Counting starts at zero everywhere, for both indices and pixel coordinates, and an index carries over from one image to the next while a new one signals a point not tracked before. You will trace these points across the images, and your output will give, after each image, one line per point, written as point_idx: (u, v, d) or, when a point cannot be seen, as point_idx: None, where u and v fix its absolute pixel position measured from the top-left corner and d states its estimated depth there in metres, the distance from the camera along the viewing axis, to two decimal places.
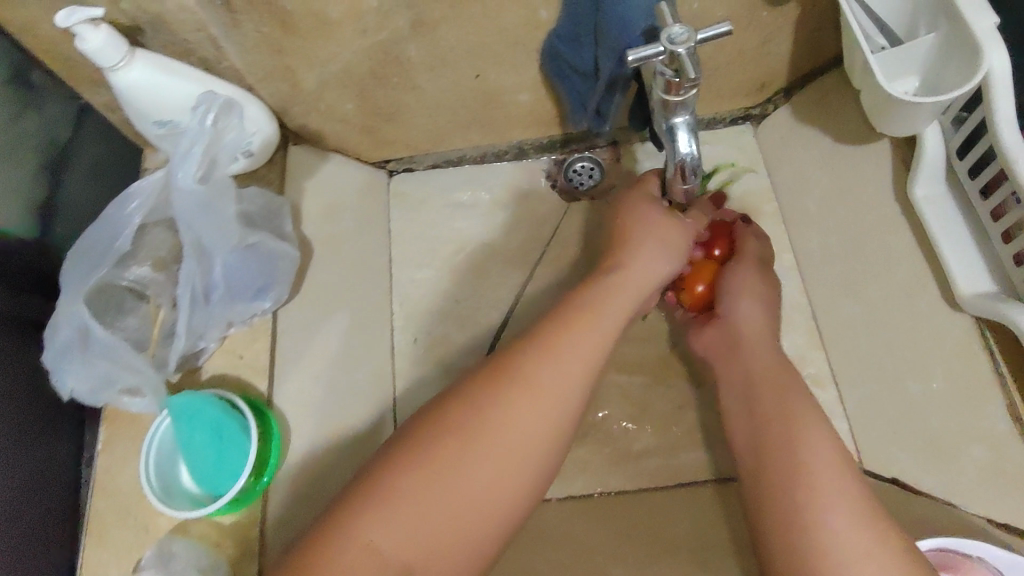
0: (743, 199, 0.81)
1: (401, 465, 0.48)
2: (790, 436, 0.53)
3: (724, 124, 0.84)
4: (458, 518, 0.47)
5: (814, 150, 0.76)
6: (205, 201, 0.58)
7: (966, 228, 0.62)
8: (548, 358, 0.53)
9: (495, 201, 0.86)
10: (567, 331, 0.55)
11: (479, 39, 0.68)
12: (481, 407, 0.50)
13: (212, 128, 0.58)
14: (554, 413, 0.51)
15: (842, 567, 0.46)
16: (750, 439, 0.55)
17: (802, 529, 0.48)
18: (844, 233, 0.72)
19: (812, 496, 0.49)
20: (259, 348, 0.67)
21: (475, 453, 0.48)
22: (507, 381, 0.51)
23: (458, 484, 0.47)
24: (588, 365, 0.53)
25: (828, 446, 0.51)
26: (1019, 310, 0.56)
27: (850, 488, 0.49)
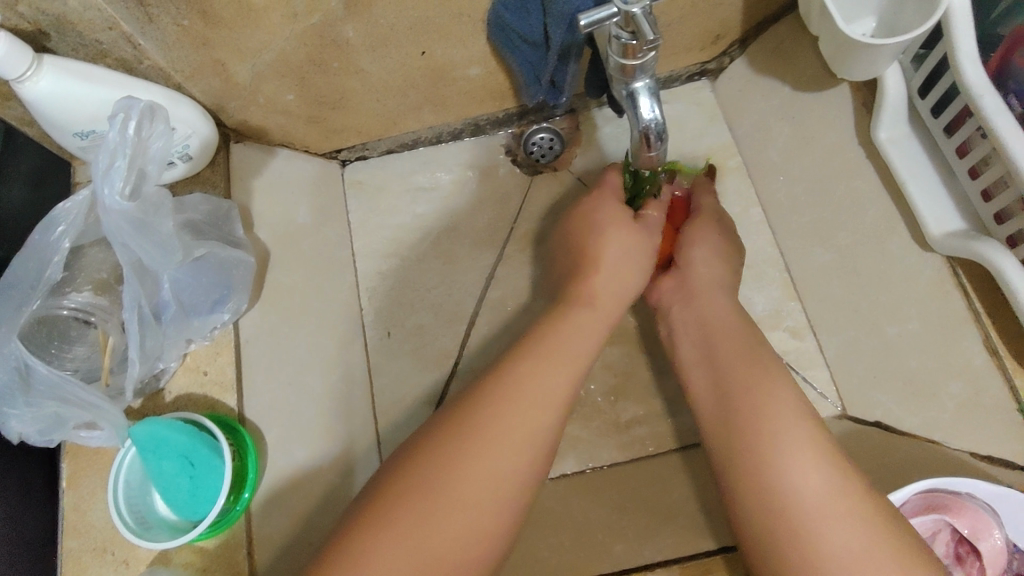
0: (707, 158, 0.79)
1: (368, 528, 0.46)
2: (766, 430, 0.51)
3: (682, 81, 0.82)
4: (438, 540, 0.46)
5: (774, 101, 0.75)
6: (135, 218, 0.54)
7: (931, 167, 0.62)
8: (503, 393, 0.52)
9: (456, 182, 0.83)
10: (518, 363, 0.55)
11: (418, 14, 0.64)
12: (444, 455, 0.49)
13: (134, 139, 0.53)
14: (521, 427, 0.51)
15: (820, 527, 0.46)
16: (725, 412, 0.53)
17: (778, 514, 0.47)
18: (812, 183, 0.71)
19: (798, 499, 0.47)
20: (224, 362, 0.64)
21: (443, 505, 0.47)
22: (469, 424, 0.51)
23: (428, 538, 0.46)
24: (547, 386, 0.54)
25: (803, 435, 0.50)
26: (989, 246, 0.56)
27: (829, 472, 0.48)
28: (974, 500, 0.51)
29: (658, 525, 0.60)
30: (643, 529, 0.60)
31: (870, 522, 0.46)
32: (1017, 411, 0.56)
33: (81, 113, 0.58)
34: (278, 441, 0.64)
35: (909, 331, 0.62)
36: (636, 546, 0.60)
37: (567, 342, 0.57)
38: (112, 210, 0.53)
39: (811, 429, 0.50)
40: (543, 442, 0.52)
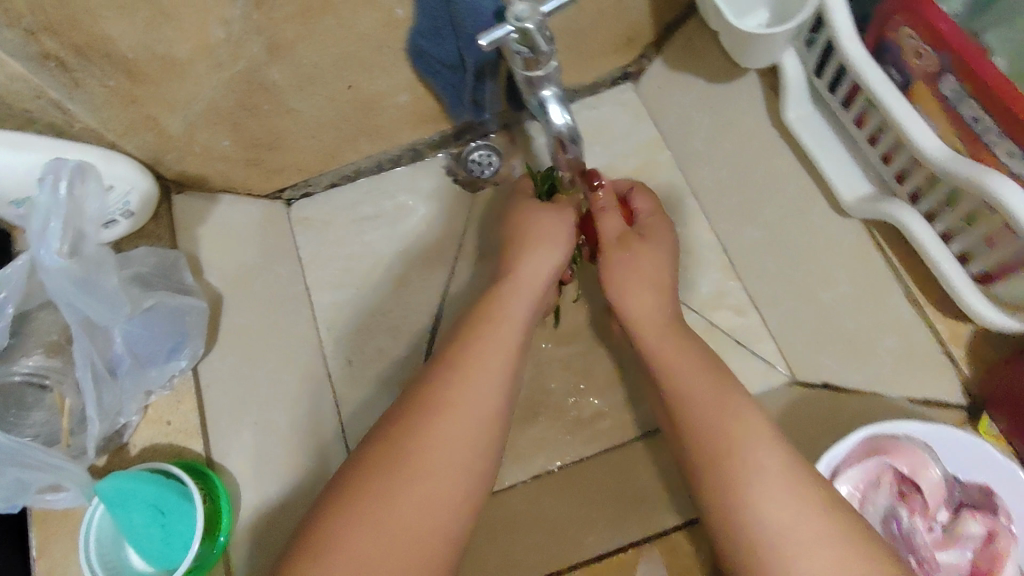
0: (636, 156, 0.83)
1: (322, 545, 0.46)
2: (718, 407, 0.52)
3: (606, 87, 0.86)
4: (395, 537, 0.47)
5: (690, 95, 0.80)
6: (82, 277, 0.54)
7: (837, 139, 0.65)
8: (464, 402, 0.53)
9: (401, 207, 0.85)
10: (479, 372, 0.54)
11: (340, 50, 0.66)
12: (401, 470, 0.49)
13: (67, 199, 0.53)
14: (474, 426, 0.52)
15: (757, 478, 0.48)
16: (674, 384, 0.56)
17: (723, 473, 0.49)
18: (735, 167, 0.75)
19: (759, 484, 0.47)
20: (187, 409, 0.65)
21: (399, 503, 0.48)
22: (423, 421, 0.51)
23: (383, 540, 0.46)
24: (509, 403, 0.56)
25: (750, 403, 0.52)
26: (895, 206, 0.59)
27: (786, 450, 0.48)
28: (910, 439, 0.53)
29: (628, 508, 0.62)
30: (613, 515, 0.62)
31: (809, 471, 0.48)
32: (944, 353, 0.60)
33: (14, 180, 0.59)
34: (251, 483, 0.65)
35: (840, 294, 0.66)
36: (607, 533, 0.61)
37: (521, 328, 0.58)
38: (50, 271, 0.53)
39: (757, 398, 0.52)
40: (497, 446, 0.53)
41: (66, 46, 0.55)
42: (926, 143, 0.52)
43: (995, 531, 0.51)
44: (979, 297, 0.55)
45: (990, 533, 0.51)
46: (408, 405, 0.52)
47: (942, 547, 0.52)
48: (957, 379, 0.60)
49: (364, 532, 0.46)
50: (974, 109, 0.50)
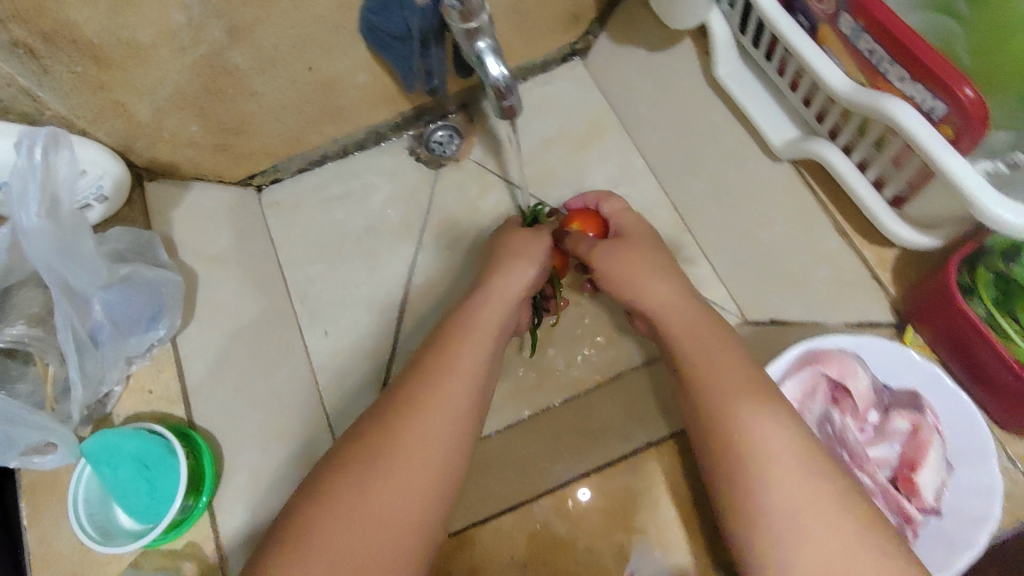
0: (588, 126, 0.89)
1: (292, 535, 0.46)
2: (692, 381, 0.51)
3: (557, 63, 0.91)
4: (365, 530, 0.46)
5: (634, 64, 0.85)
6: (58, 238, 0.58)
7: (764, 90, 0.70)
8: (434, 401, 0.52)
9: (367, 186, 0.89)
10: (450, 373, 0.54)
11: (298, 33, 0.70)
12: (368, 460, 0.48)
13: (41, 163, 0.56)
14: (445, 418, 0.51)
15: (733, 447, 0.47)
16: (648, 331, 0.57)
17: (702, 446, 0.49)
18: (676, 126, 0.81)
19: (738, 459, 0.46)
20: (167, 377, 0.67)
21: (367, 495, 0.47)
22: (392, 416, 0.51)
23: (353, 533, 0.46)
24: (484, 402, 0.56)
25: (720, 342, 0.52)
26: (819, 144, 0.64)
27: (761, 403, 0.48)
28: (841, 350, 0.57)
29: (592, 440, 0.65)
30: (579, 447, 0.64)
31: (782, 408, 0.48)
32: (872, 277, 0.65)
33: None
34: (233, 442, 0.67)
35: (776, 234, 0.71)
36: (575, 463, 0.63)
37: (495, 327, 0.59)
38: (31, 232, 0.56)
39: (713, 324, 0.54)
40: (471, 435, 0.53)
41: (33, 34, 0.57)
42: (835, 82, 0.56)
43: (921, 426, 0.56)
44: (899, 224, 0.59)
45: (916, 427, 0.56)
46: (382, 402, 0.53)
47: (874, 443, 0.57)
48: (886, 300, 0.65)
49: (331, 529, 0.45)
50: (869, 43, 0.53)
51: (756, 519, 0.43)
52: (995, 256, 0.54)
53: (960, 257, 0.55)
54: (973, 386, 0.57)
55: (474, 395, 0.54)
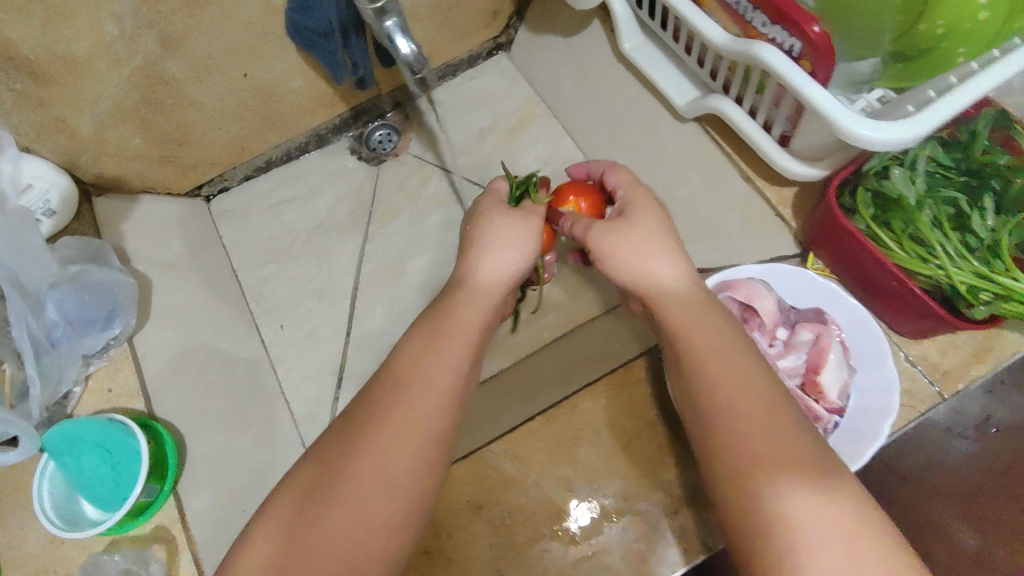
0: (516, 113, 0.94)
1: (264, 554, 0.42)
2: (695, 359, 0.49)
3: (483, 58, 0.98)
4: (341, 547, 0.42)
5: (553, 52, 0.92)
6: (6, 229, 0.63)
7: (666, 59, 0.77)
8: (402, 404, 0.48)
9: (312, 187, 0.93)
10: (423, 369, 0.50)
11: (230, 40, 0.74)
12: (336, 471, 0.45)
13: None
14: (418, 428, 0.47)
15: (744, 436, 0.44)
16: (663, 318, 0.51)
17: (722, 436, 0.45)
18: (596, 103, 0.87)
19: (740, 446, 0.44)
20: (126, 374, 0.68)
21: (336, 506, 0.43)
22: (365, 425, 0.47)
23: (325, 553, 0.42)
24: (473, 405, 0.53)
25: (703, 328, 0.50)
26: (714, 98, 0.70)
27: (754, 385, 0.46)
28: (746, 277, 0.63)
29: (537, 391, 0.69)
30: (526, 397, 0.69)
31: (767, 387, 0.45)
32: (777, 216, 0.71)
33: None
34: (196, 432, 0.68)
35: (693, 189, 0.77)
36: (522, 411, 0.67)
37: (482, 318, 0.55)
38: None
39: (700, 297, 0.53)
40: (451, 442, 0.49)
41: None
42: (713, 35, 0.63)
43: (822, 335, 0.61)
44: (793, 161, 0.65)
45: (818, 337, 0.61)
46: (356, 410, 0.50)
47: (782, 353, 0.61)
48: (789, 234, 0.71)
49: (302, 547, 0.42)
50: None
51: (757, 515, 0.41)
52: (870, 176, 0.60)
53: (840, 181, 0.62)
54: (869, 297, 0.63)
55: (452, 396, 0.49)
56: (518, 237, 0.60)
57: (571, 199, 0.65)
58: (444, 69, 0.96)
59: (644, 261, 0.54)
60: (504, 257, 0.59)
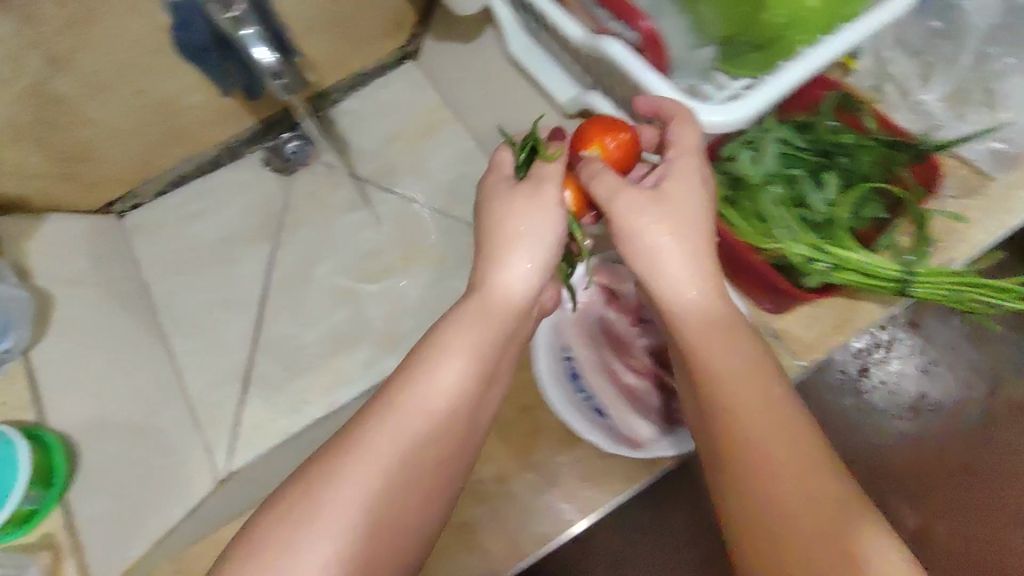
0: (423, 118, 0.96)
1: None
2: (713, 396, 0.45)
3: (393, 67, 0.99)
4: None
5: (455, 58, 0.94)
6: None
7: (545, 58, 0.79)
8: (387, 443, 0.44)
9: (223, 199, 0.95)
10: (426, 401, 0.46)
11: (120, 57, 0.76)
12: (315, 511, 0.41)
13: None
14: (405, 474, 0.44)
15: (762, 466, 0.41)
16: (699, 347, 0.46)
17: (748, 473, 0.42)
18: (494, 104, 0.89)
19: (767, 497, 0.40)
20: (19, 389, 0.69)
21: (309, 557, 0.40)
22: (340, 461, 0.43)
23: None
24: (477, 433, 0.50)
25: (732, 354, 0.46)
26: (593, 97, 0.73)
27: (779, 419, 0.42)
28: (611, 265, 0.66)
29: None
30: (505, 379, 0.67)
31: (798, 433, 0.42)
32: None
33: None
34: (92, 442, 0.69)
35: None
36: None
37: (486, 336, 0.49)
38: None
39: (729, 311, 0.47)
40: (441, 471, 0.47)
41: None
42: (572, 32, 0.63)
43: None
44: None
45: None
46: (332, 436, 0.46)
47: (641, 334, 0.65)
48: None
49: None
50: None
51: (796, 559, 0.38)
52: (723, 159, 0.64)
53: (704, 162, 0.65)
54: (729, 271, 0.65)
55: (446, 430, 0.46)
56: (537, 228, 0.50)
57: (595, 141, 0.54)
58: (353, 79, 0.98)
59: (663, 253, 0.48)
60: (519, 258, 0.50)
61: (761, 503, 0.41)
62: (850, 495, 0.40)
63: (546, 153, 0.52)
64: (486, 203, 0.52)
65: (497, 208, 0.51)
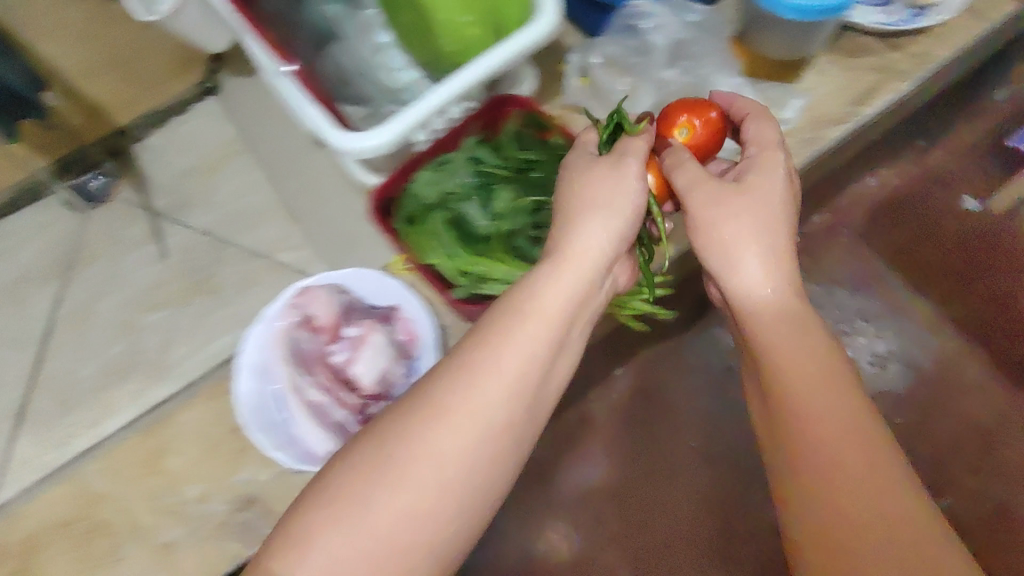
0: (219, 150, 0.98)
1: (297, 542, 0.45)
2: (770, 367, 0.52)
3: (193, 102, 1.00)
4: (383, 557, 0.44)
5: (246, 93, 0.96)
6: None
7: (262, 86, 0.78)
8: (466, 415, 0.47)
9: (19, 240, 0.95)
10: (498, 365, 0.48)
11: None
12: (376, 468, 0.46)
13: None
14: (468, 436, 0.47)
15: (820, 454, 0.48)
16: (770, 340, 0.52)
17: (835, 426, 0.48)
18: (274, 136, 0.91)
19: (816, 467, 0.48)
20: None
21: (352, 524, 0.45)
22: (431, 407, 0.47)
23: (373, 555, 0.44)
24: (551, 396, 0.52)
25: (805, 343, 0.52)
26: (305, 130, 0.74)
27: (822, 377, 0.50)
28: (318, 286, 0.67)
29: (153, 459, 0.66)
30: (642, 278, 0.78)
31: (845, 419, 0.48)
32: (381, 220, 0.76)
33: None
34: None
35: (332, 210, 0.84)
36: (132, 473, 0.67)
37: (524, 366, 0.49)
38: None
39: (795, 302, 0.54)
40: (502, 459, 0.48)
41: None
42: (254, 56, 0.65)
43: (372, 329, 0.66)
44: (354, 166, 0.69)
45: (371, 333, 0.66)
46: (399, 411, 0.48)
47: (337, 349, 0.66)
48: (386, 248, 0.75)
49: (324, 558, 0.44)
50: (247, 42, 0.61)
51: (834, 508, 0.46)
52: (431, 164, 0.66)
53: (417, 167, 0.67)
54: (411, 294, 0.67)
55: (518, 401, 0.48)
56: (612, 197, 0.55)
57: (681, 122, 0.60)
58: (151, 117, 0.99)
59: (739, 250, 0.54)
60: (606, 224, 0.54)
61: (833, 459, 0.47)
62: (902, 480, 0.47)
63: (633, 126, 0.58)
64: (568, 171, 0.57)
65: (577, 175, 0.57)
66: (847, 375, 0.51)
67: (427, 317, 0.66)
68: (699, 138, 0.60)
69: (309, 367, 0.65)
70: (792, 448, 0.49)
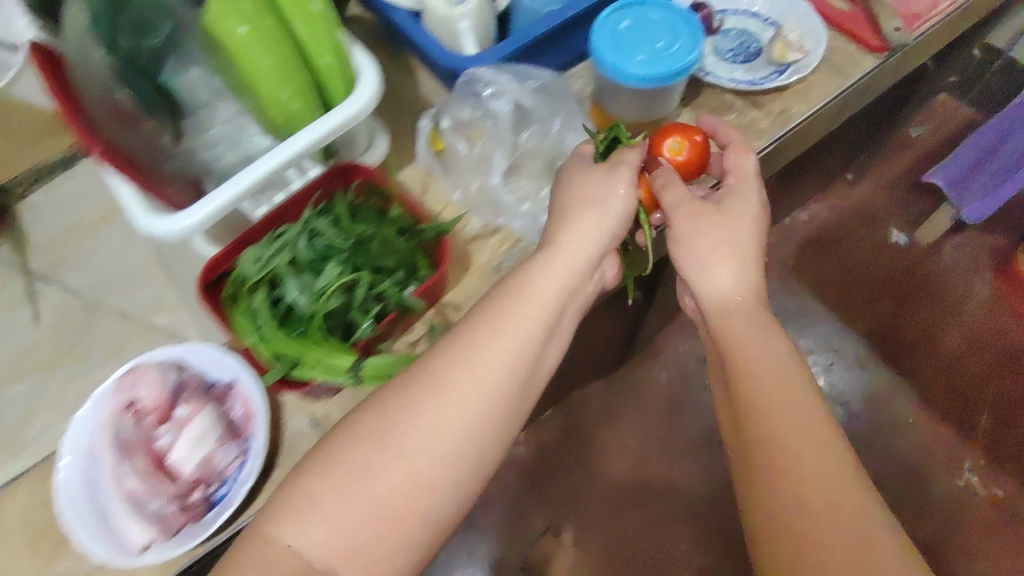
0: (96, 210, 0.94)
1: (289, 502, 0.48)
2: (739, 369, 0.57)
3: (72, 159, 0.96)
4: (377, 513, 0.48)
5: None
6: None
7: None
8: (462, 389, 0.52)
9: None
10: (494, 345, 0.54)
11: None
12: (419, 389, 0.51)
13: None
14: (500, 380, 0.53)
15: (780, 448, 0.52)
16: (739, 333, 0.58)
17: (774, 434, 0.53)
18: None
19: (779, 468, 0.51)
20: None
21: (390, 445, 0.49)
22: (432, 373, 0.52)
23: (374, 505, 0.48)
24: (541, 381, 0.57)
25: (769, 346, 0.57)
26: None
27: (777, 381, 0.55)
28: (148, 365, 0.65)
29: None
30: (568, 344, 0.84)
31: (801, 406, 0.54)
32: None
33: None
34: None
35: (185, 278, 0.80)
36: None
37: (525, 338, 0.55)
38: None
39: (754, 299, 0.60)
40: (498, 427, 0.52)
41: None
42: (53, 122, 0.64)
43: (202, 407, 0.64)
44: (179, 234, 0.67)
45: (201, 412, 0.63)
46: (476, 314, 0.55)
47: (166, 432, 0.63)
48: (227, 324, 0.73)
49: (330, 500, 0.48)
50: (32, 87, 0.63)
51: (792, 495, 0.50)
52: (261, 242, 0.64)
53: (247, 245, 0.65)
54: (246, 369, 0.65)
55: (516, 376, 0.53)
56: (608, 194, 0.61)
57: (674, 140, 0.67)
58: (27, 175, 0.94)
59: (716, 258, 0.61)
60: (594, 215, 0.60)
61: (789, 466, 0.51)
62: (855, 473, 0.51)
63: (628, 140, 0.66)
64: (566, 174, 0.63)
65: (570, 179, 0.63)
66: (809, 380, 0.56)
67: (261, 394, 0.64)
68: (688, 158, 0.67)
69: (137, 452, 0.62)
70: (766, 442, 0.53)
